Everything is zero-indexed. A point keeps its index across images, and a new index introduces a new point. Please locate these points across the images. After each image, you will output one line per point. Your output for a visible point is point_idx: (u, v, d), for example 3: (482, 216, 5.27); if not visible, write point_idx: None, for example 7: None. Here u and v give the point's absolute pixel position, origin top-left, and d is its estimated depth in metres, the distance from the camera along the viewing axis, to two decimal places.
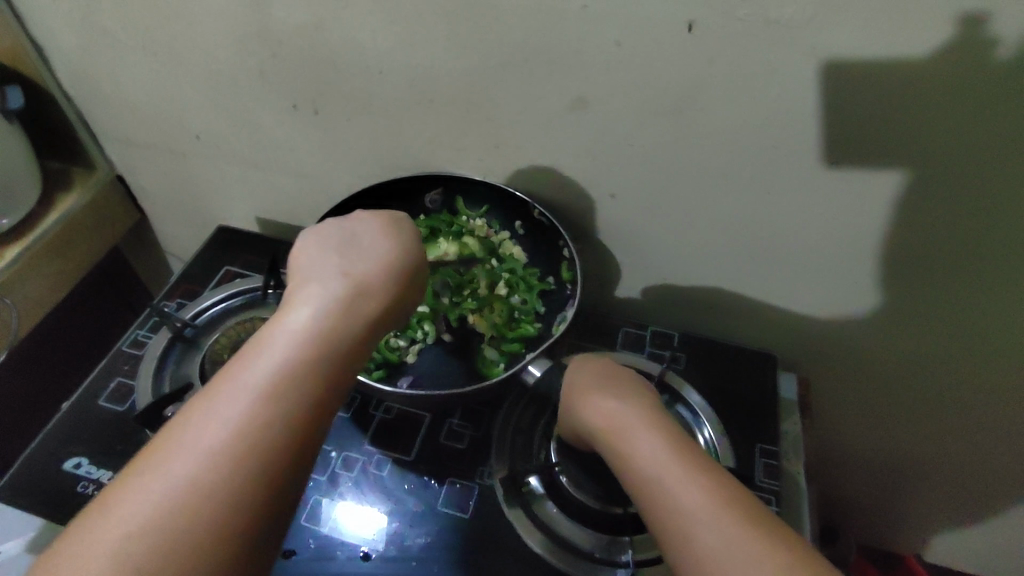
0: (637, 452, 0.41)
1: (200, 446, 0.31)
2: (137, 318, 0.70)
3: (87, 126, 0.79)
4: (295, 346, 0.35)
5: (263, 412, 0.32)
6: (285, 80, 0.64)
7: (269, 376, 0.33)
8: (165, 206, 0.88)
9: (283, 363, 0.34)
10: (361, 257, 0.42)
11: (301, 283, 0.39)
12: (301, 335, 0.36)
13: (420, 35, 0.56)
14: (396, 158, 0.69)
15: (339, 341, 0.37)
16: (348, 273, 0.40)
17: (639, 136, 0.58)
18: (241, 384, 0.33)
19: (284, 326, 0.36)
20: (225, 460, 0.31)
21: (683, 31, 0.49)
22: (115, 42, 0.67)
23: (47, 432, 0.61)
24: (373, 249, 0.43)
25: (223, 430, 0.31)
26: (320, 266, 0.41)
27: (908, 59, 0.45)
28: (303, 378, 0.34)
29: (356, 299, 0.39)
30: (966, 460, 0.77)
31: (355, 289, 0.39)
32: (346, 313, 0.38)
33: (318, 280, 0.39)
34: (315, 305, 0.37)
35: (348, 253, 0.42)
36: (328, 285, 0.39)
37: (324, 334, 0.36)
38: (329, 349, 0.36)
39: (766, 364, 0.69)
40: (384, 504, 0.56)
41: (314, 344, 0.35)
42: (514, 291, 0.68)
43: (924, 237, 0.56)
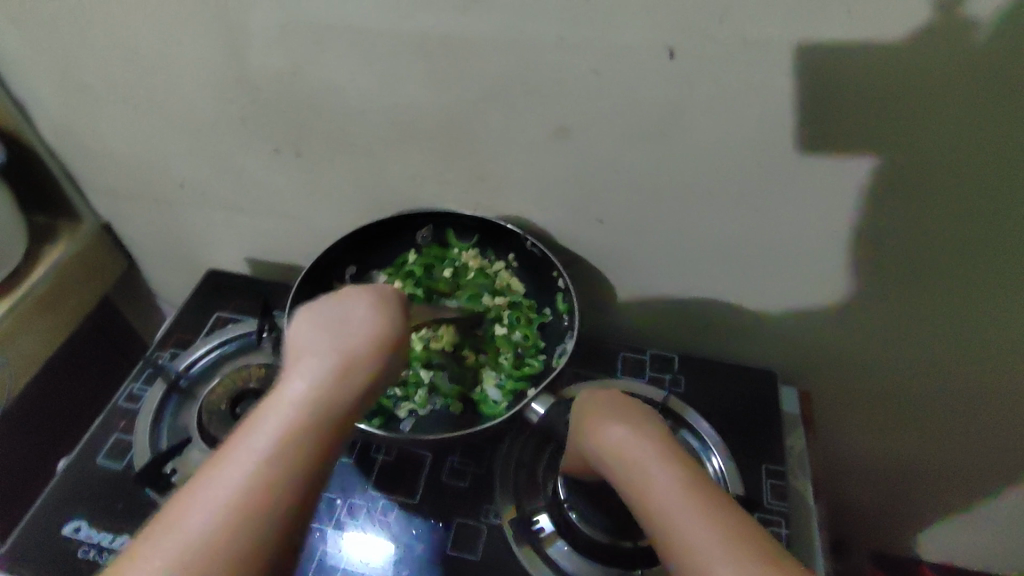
0: (647, 483, 0.41)
1: (191, 528, 0.30)
2: (131, 371, 0.69)
3: (71, 178, 0.79)
4: (292, 421, 0.33)
5: (257, 492, 0.31)
6: (267, 124, 0.64)
7: (267, 454, 0.32)
8: (153, 252, 0.87)
9: (281, 441, 0.32)
10: (360, 316, 0.40)
11: (294, 354, 0.37)
12: (296, 412, 0.34)
13: (400, 75, 0.56)
14: (384, 196, 0.68)
15: (333, 415, 0.35)
16: (343, 339, 0.38)
17: (625, 162, 0.57)
18: (233, 466, 0.31)
19: (278, 403, 0.34)
20: (217, 544, 0.29)
21: (661, 58, 0.49)
22: (94, 95, 0.66)
23: (44, 497, 0.60)
24: (368, 312, 0.40)
25: (214, 514, 0.30)
26: (315, 332, 0.38)
27: (882, 75, 0.46)
28: (299, 455, 0.32)
29: (353, 369, 0.37)
30: (974, 460, 0.77)
31: (353, 356, 0.37)
32: (345, 381, 0.36)
33: (314, 349, 0.37)
34: (311, 378, 0.35)
35: (340, 321, 0.39)
36: (322, 357, 0.37)
37: (318, 410, 0.34)
38: (324, 422, 0.34)
39: (766, 380, 0.69)
40: (392, 551, 0.56)
41: (305, 419, 0.34)
42: (515, 326, 0.68)
43: (916, 245, 0.56)
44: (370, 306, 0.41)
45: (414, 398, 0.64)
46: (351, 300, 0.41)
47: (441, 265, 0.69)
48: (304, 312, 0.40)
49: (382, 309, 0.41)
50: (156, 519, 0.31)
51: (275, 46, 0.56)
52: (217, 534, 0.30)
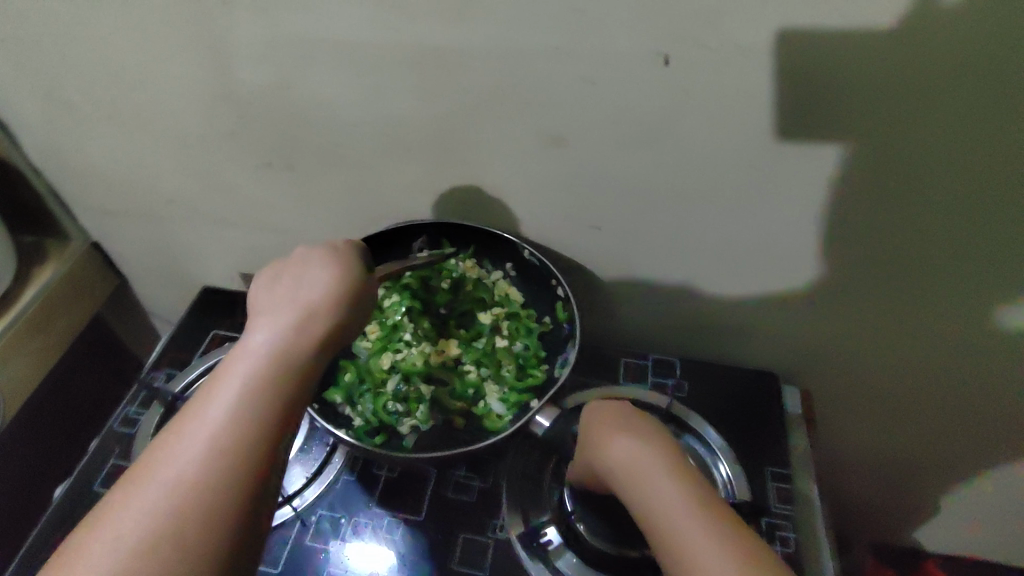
0: (652, 498, 0.41)
1: (171, 471, 0.31)
2: (126, 394, 0.68)
3: (57, 197, 0.77)
4: (256, 367, 0.35)
5: (229, 424, 0.32)
6: (257, 139, 0.63)
7: (237, 399, 0.33)
8: (145, 269, 0.86)
9: (247, 386, 0.34)
10: (317, 272, 0.41)
11: (253, 311, 0.38)
12: (257, 359, 0.35)
13: (391, 87, 0.55)
14: (378, 208, 0.68)
15: (297, 359, 0.36)
16: (300, 293, 0.39)
17: (622, 169, 0.57)
18: (206, 403, 0.33)
19: (240, 354, 0.35)
20: (198, 468, 0.31)
21: (656, 65, 0.49)
22: (79, 113, 0.65)
23: (41, 527, 0.59)
24: (325, 265, 0.42)
25: (192, 455, 0.31)
26: (274, 289, 0.40)
27: (878, 76, 0.46)
28: (266, 396, 0.34)
29: (312, 318, 0.38)
30: (975, 455, 0.77)
31: (313, 307, 0.39)
32: (307, 330, 0.37)
33: (273, 305, 0.39)
34: (272, 330, 0.37)
35: (298, 276, 0.41)
36: (281, 311, 0.38)
37: (284, 349, 0.36)
38: (288, 365, 0.35)
39: (766, 382, 0.69)
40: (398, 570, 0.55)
41: (269, 364, 0.35)
42: (517, 337, 0.68)
43: (914, 242, 0.56)
44: (325, 259, 0.42)
45: (416, 414, 0.63)
46: (305, 258, 0.42)
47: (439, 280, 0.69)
48: (263, 275, 0.42)
49: (338, 263, 0.42)
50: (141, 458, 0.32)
51: (264, 61, 0.55)
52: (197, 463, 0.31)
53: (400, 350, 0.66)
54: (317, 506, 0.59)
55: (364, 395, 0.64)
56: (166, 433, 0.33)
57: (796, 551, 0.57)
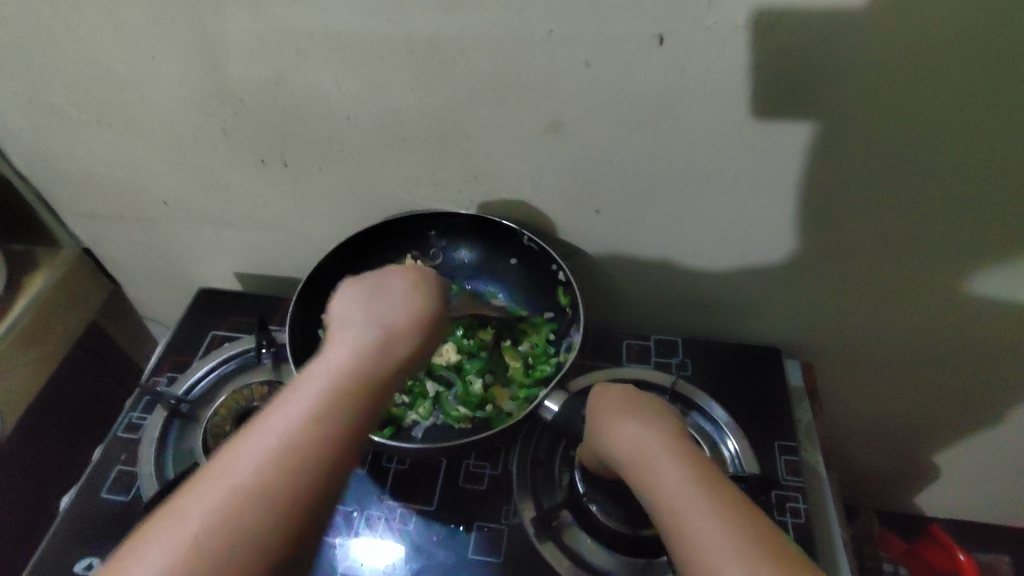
0: (658, 478, 0.41)
1: (222, 489, 0.31)
2: (129, 400, 0.68)
3: (46, 205, 0.76)
4: (332, 382, 0.35)
5: (308, 434, 0.33)
6: (251, 136, 0.62)
7: (318, 401, 0.34)
8: (139, 273, 0.85)
9: (322, 399, 0.34)
10: (394, 300, 0.42)
11: (336, 326, 0.39)
12: (338, 373, 0.35)
13: (386, 78, 0.55)
14: (376, 201, 0.67)
15: (375, 377, 0.36)
16: (383, 312, 0.40)
17: (620, 152, 0.57)
18: (290, 404, 0.34)
19: (320, 367, 0.36)
20: (277, 467, 0.32)
21: (651, 46, 0.49)
22: (67, 118, 0.64)
23: (51, 537, 0.59)
24: (407, 293, 0.43)
25: (259, 460, 0.32)
26: (355, 307, 0.41)
27: (873, 48, 0.46)
28: (344, 408, 0.34)
29: (390, 339, 0.39)
30: (975, 419, 0.78)
31: (390, 328, 0.39)
32: (384, 348, 0.38)
33: (356, 320, 0.40)
34: (353, 345, 0.37)
35: (382, 299, 0.42)
36: (364, 326, 0.39)
37: (363, 365, 0.36)
38: (367, 381, 0.36)
39: (771, 356, 0.70)
40: (411, 561, 0.55)
41: (349, 378, 0.35)
42: (522, 337, 0.69)
43: (910, 212, 0.57)
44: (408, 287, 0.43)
45: (419, 409, 0.64)
46: (394, 281, 0.44)
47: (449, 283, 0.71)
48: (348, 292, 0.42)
49: (428, 291, 0.44)
50: (230, 440, 0.33)
51: (254, 57, 0.55)
52: (275, 461, 0.32)
53: None
54: None
55: None
56: (252, 422, 0.34)
57: (808, 521, 0.58)
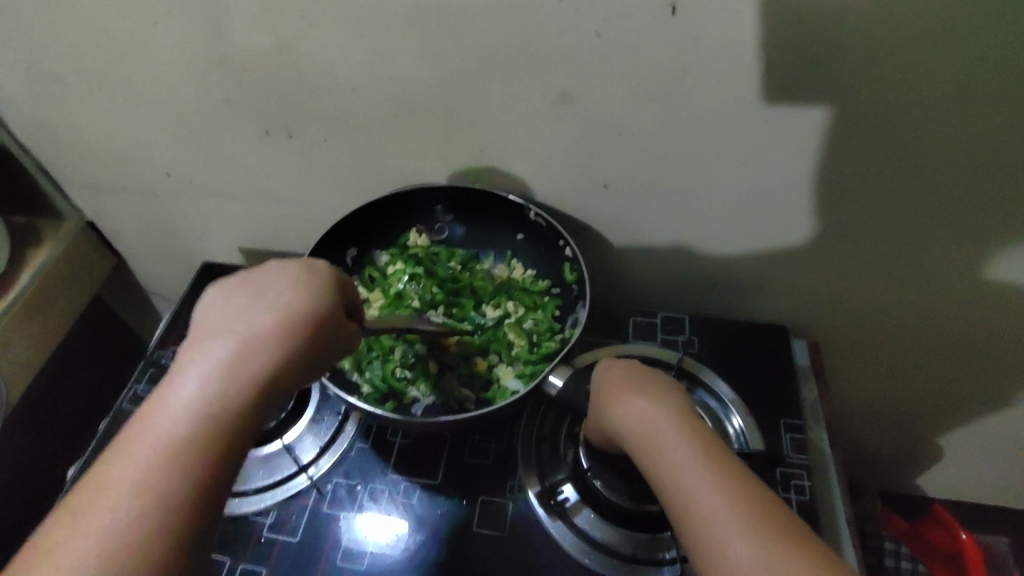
0: (665, 453, 0.40)
1: (74, 538, 0.31)
2: (134, 372, 0.68)
3: (48, 175, 0.76)
4: (187, 418, 0.33)
5: (161, 472, 0.32)
6: (254, 106, 0.61)
7: (168, 435, 0.33)
8: (143, 246, 0.85)
9: (173, 435, 0.33)
10: (270, 295, 0.39)
11: (194, 340, 0.37)
12: (190, 411, 0.34)
13: (392, 47, 0.53)
14: (381, 173, 0.66)
15: (233, 403, 0.35)
16: (245, 323, 0.37)
17: (629, 125, 0.56)
18: (144, 440, 0.33)
19: (167, 403, 0.34)
20: (133, 510, 0.31)
21: (664, 15, 0.47)
22: (67, 86, 0.63)
23: (57, 506, 0.59)
24: (283, 290, 0.39)
25: (122, 505, 0.31)
26: (222, 312, 0.38)
27: (892, 19, 0.45)
28: (197, 448, 0.33)
29: (259, 351, 0.36)
30: (982, 401, 0.78)
31: (256, 339, 0.37)
32: (249, 362, 0.36)
33: (216, 332, 0.37)
34: (205, 368, 0.35)
35: (249, 304, 0.38)
36: (223, 339, 0.36)
37: (217, 393, 0.34)
38: (224, 408, 0.34)
39: (777, 335, 0.69)
40: (413, 533, 0.56)
41: (203, 412, 0.34)
42: (524, 317, 0.68)
43: (924, 191, 0.55)
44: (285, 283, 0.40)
45: (421, 385, 0.63)
46: (269, 279, 0.40)
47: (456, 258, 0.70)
48: (216, 295, 0.39)
49: (306, 287, 0.40)
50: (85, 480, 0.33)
51: (258, 25, 0.54)
52: (128, 504, 0.31)
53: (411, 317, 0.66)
54: (333, 474, 0.59)
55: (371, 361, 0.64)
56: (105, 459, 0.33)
57: (812, 499, 0.58)
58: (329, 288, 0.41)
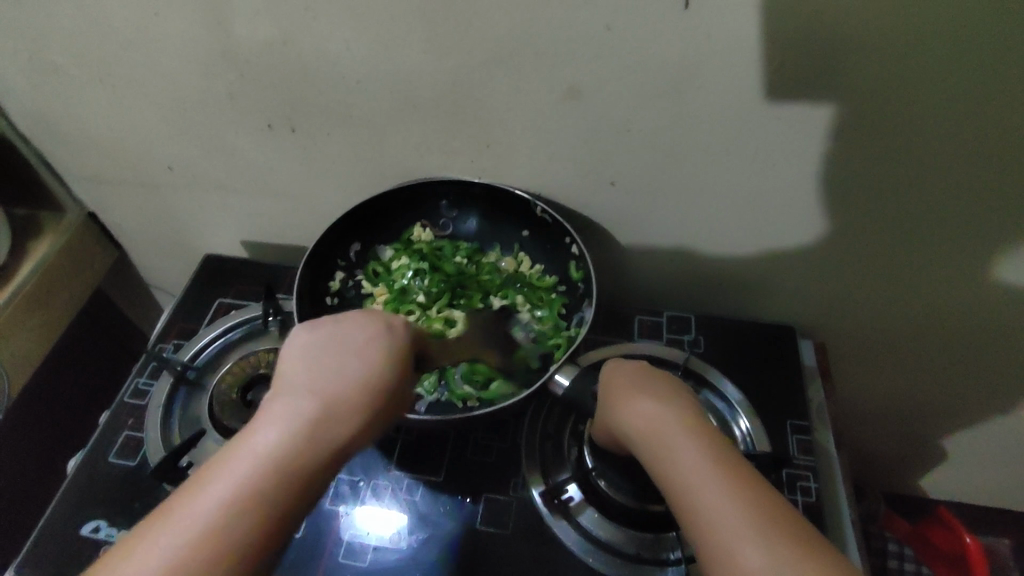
0: (680, 467, 0.38)
1: None
2: (135, 365, 0.67)
3: (50, 167, 0.75)
4: (253, 479, 0.31)
5: (220, 535, 0.30)
6: (257, 99, 0.61)
7: (234, 495, 0.31)
8: (145, 240, 0.84)
9: (235, 496, 0.31)
10: (355, 352, 0.38)
11: (273, 392, 0.35)
12: (260, 471, 0.32)
13: (397, 40, 0.53)
14: (385, 168, 0.66)
15: (304, 469, 0.33)
16: (326, 381, 0.36)
17: (637, 121, 0.55)
18: (205, 496, 0.31)
19: (242, 456, 0.32)
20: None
21: (676, 8, 0.47)
22: (69, 78, 0.62)
23: (58, 500, 0.59)
24: (366, 349, 0.38)
25: (167, 566, 0.29)
26: (302, 364, 0.36)
27: (909, 17, 0.44)
28: (257, 518, 0.31)
29: (334, 416, 0.35)
30: (988, 403, 0.77)
31: (334, 400, 0.35)
32: (325, 425, 0.34)
33: (294, 388, 0.35)
34: (281, 426, 0.33)
35: (331, 360, 0.37)
36: (301, 397, 0.35)
37: (290, 457, 0.32)
38: (292, 474, 0.32)
39: (783, 335, 0.69)
40: (417, 529, 0.55)
41: (270, 474, 0.32)
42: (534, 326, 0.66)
43: (935, 192, 0.55)
44: (367, 342, 0.38)
45: (424, 381, 0.62)
46: (354, 331, 0.39)
47: (461, 251, 0.70)
48: (297, 342, 0.37)
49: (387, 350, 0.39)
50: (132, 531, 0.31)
51: (261, 16, 0.53)
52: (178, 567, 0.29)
53: (415, 313, 0.66)
54: None
55: None
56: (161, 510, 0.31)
57: (818, 501, 0.57)
58: (409, 353, 0.40)
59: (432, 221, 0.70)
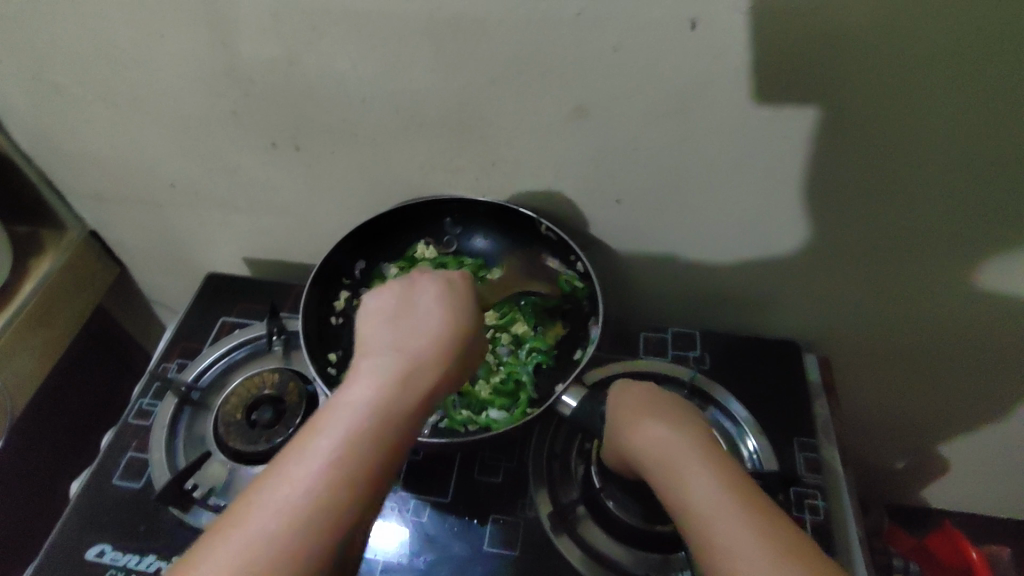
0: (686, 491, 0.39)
1: (271, 509, 0.33)
2: (138, 386, 0.67)
3: (51, 185, 0.75)
4: (366, 416, 0.36)
5: (353, 456, 0.34)
6: (261, 118, 0.61)
7: (356, 424, 0.35)
8: (146, 257, 0.84)
9: (346, 443, 0.35)
10: (429, 315, 0.43)
11: (364, 350, 0.40)
12: (372, 407, 0.36)
13: (403, 59, 0.53)
14: (390, 186, 0.66)
15: (405, 404, 0.37)
16: (411, 336, 0.41)
17: (643, 139, 0.55)
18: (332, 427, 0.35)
19: (353, 397, 0.37)
20: (319, 487, 0.33)
21: (683, 29, 0.47)
22: (72, 97, 0.62)
23: (62, 523, 0.58)
24: (437, 312, 0.43)
25: (309, 480, 0.33)
26: (384, 327, 0.42)
27: (914, 37, 0.44)
28: (375, 440, 0.35)
29: (426, 361, 0.40)
30: (992, 415, 0.77)
31: (420, 354, 0.40)
32: (420, 370, 0.39)
33: (383, 345, 0.40)
34: (382, 373, 0.38)
35: (408, 321, 0.42)
36: (393, 351, 0.39)
37: (394, 393, 0.37)
38: (396, 411, 0.37)
39: (790, 352, 0.69)
40: (418, 533, 0.56)
41: (379, 414, 0.36)
42: (527, 341, 0.66)
43: (939, 211, 0.55)
44: (434, 305, 0.44)
45: None
46: (418, 297, 0.44)
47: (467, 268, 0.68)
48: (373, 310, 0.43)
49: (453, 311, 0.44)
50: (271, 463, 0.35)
51: (267, 36, 0.53)
52: (319, 479, 0.33)
53: None
54: None
55: None
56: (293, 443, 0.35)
57: (827, 519, 0.57)
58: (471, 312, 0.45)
59: (437, 237, 0.70)
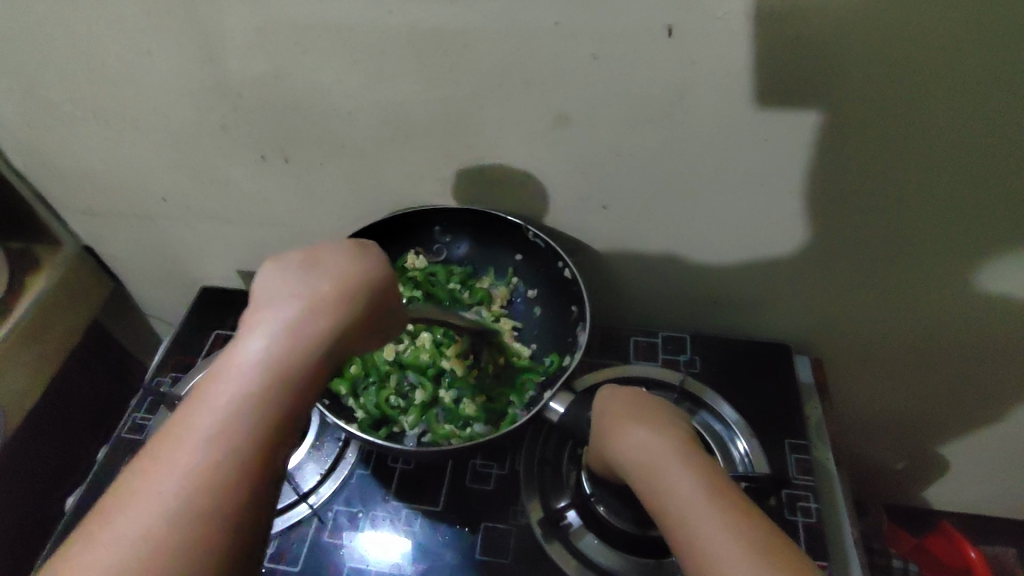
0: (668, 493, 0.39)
1: (157, 489, 0.30)
2: (132, 400, 0.67)
3: (45, 202, 0.75)
4: (254, 383, 0.33)
5: (242, 427, 0.32)
6: (250, 131, 0.61)
7: (242, 393, 0.33)
8: (140, 271, 0.84)
9: (229, 415, 0.32)
10: (328, 265, 0.38)
11: (253, 308, 0.36)
12: (258, 371, 0.33)
13: (388, 72, 0.53)
14: (380, 196, 0.66)
15: (296, 365, 0.34)
16: (305, 287, 0.37)
17: (628, 145, 0.56)
18: (219, 395, 0.33)
19: (237, 360, 0.34)
20: (208, 464, 0.31)
21: (661, 37, 0.47)
22: (63, 114, 0.63)
23: (55, 539, 0.58)
24: (341, 262, 0.39)
25: (196, 456, 0.31)
26: (276, 282, 0.37)
27: (889, 39, 0.44)
28: (262, 407, 0.33)
29: (319, 317, 0.36)
30: (988, 414, 0.77)
31: (314, 307, 0.36)
32: (310, 327, 0.35)
33: (273, 299, 0.36)
34: (269, 332, 0.34)
35: (304, 274, 0.38)
36: (284, 305, 0.36)
37: (283, 356, 0.34)
38: (291, 375, 0.34)
39: (781, 353, 0.69)
40: (410, 538, 0.56)
41: (267, 377, 0.33)
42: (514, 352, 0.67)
43: (924, 210, 0.55)
44: (335, 257, 0.39)
45: (411, 417, 0.63)
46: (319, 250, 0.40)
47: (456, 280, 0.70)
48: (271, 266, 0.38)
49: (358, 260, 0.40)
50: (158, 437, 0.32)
51: (253, 51, 0.54)
52: (207, 456, 0.31)
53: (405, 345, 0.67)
54: (333, 502, 0.58)
55: (367, 390, 0.64)
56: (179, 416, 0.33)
57: (820, 521, 0.57)
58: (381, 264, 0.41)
59: (428, 248, 0.70)
